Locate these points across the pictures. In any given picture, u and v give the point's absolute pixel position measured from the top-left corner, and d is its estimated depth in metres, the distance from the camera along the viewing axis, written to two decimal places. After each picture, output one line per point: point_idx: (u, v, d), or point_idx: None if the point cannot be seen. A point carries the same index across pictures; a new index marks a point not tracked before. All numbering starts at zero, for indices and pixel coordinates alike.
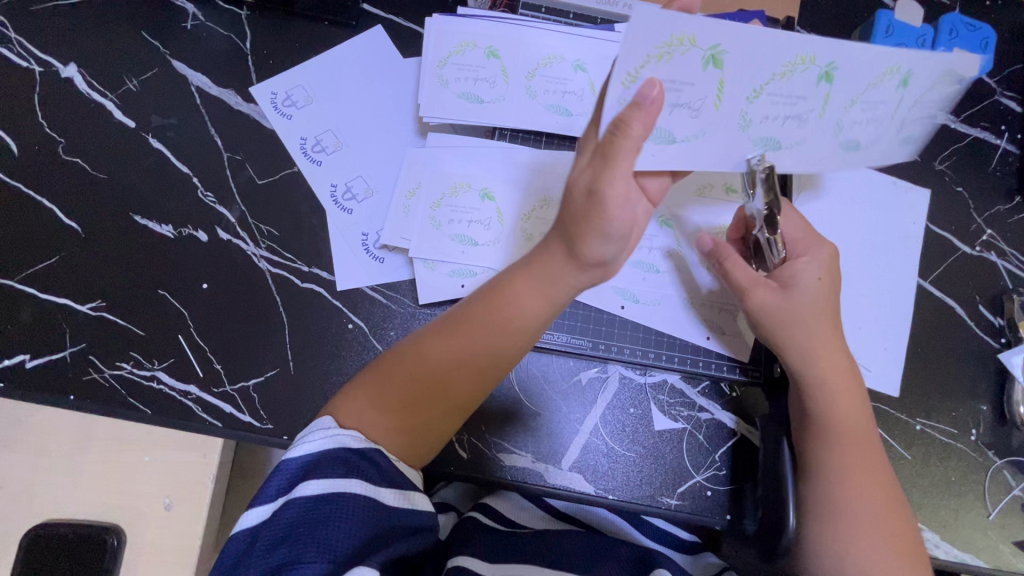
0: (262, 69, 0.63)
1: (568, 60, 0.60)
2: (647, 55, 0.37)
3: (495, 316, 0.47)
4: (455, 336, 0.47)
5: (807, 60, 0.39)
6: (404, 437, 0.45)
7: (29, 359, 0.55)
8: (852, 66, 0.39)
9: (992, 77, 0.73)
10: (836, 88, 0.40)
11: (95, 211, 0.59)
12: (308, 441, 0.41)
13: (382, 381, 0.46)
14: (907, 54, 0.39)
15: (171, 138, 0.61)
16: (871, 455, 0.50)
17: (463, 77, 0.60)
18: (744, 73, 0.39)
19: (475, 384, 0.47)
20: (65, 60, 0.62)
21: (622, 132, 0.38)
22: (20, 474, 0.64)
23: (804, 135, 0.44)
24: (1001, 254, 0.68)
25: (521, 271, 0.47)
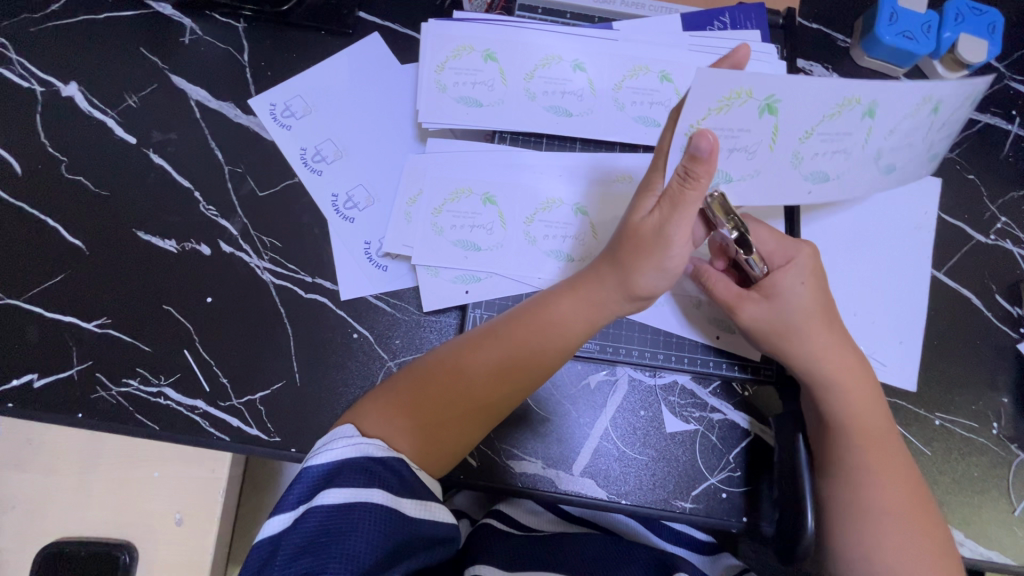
0: (260, 81, 0.63)
1: (567, 60, 0.59)
2: (708, 109, 0.41)
3: (550, 337, 0.48)
4: (491, 348, 0.48)
5: (854, 102, 0.43)
6: (421, 444, 0.44)
7: (37, 378, 0.55)
8: (891, 103, 0.43)
9: (1000, 62, 0.71)
10: (877, 120, 0.44)
11: (98, 228, 0.59)
12: (331, 448, 0.41)
13: (412, 390, 0.46)
14: (948, 88, 0.42)
15: (172, 153, 0.61)
16: (891, 453, 0.49)
17: (460, 81, 0.59)
18: (799, 116, 0.43)
19: (510, 395, 0.48)
20: (65, 79, 0.62)
21: (692, 182, 0.42)
22: (32, 493, 0.64)
23: (847, 167, 0.48)
24: (1016, 241, 0.67)
25: (568, 291, 0.50)
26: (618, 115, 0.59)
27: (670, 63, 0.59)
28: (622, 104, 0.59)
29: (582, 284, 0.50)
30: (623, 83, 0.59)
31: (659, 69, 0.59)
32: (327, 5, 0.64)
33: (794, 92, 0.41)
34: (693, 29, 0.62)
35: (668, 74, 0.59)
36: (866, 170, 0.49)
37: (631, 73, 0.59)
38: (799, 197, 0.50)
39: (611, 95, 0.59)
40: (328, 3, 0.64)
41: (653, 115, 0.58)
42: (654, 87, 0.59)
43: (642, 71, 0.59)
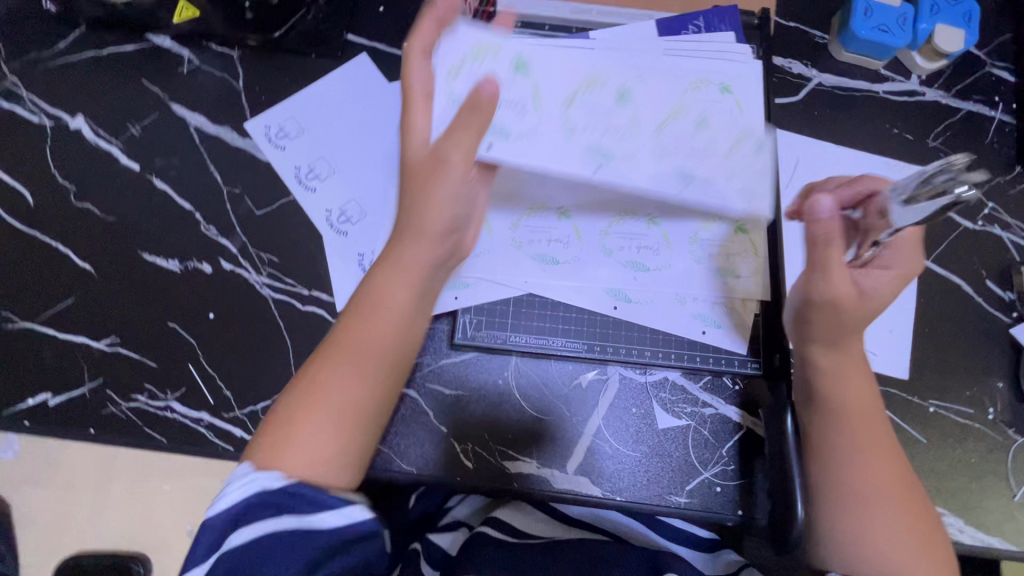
0: (256, 104, 0.66)
1: (507, 62, 0.55)
2: (459, 49, 0.54)
3: (379, 312, 0.47)
4: (340, 353, 0.46)
5: (499, 56, 0.55)
6: (333, 446, 0.43)
7: (51, 397, 0.58)
8: (640, 88, 0.58)
9: (981, 49, 0.72)
10: (637, 103, 0.57)
11: (105, 252, 0.62)
12: (228, 492, 0.41)
13: (288, 422, 0.44)
14: (612, 77, 0.58)
15: (174, 177, 0.64)
16: (882, 433, 0.49)
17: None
18: (550, 81, 0.56)
19: (371, 376, 0.46)
20: (72, 112, 0.65)
21: (473, 111, 0.47)
22: (52, 508, 0.67)
23: (638, 141, 0.57)
24: (1005, 226, 0.67)
25: (389, 268, 0.48)
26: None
27: (619, 73, 0.58)
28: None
29: (417, 233, 0.48)
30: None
31: (614, 82, 0.58)
32: (317, 29, 0.67)
33: (537, 55, 0.56)
34: (668, 34, 0.65)
35: (625, 87, 0.58)
36: (658, 151, 0.57)
37: (591, 79, 0.58)
38: (576, 167, 0.54)
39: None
40: (318, 27, 0.67)
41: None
42: (599, 103, 0.57)
43: (595, 83, 0.57)
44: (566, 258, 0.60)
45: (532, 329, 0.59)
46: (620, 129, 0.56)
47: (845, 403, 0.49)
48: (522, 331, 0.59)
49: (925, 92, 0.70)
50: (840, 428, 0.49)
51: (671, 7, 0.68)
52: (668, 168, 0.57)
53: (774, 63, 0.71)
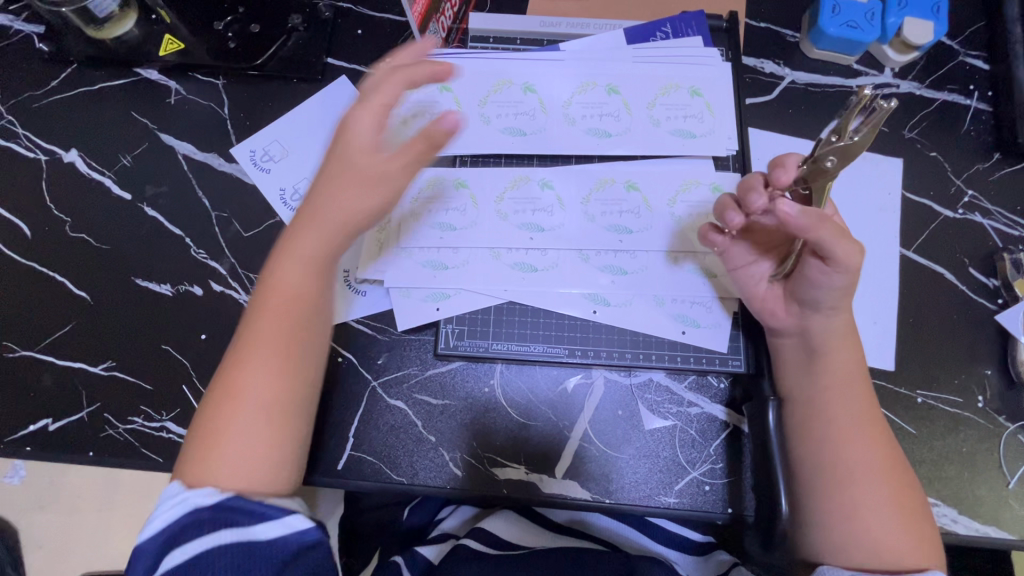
0: (241, 130, 0.68)
1: (516, 84, 0.64)
2: (405, 91, 0.64)
3: (264, 325, 0.46)
4: (257, 350, 0.46)
5: (424, 82, 0.64)
6: (247, 462, 0.43)
7: (51, 422, 0.60)
8: (627, 82, 0.64)
9: (953, 39, 0.72)
10: (625, 95, 0.64)
11: (101, 279, 0.64)
12: (159, 512, 0.42)
13: (212, 427, 0.44)
14: (511, 73, 0.64)
15: (164, 205, 0.66)
16: (869, 411, 0.51)
17: (419, 114, 0.63)
18: (468, 95, 0.64)
19: (298, 380, 0.47)
20: (66, 146, 0.68)
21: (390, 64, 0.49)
22: (58, 531, 0.69)
23: (628, 126, 0.63)
24: (985, 213, 0.67)
25: (283, 253, 0.48)
26: (569, 130, 0.63)
27: (614, 75, 0.64)
28: (573, 119, 0.63)
29: (310, 221, 0.47)
30: (572, 99, 0.64)
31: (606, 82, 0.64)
32: (297, 55, 0.69)
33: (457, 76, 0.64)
34: (637, 41, 0.66)
35: (614, 86, 0.64)
36: (650, 131, 0.63)
37: (580, 89, 0.64)
38: (504, 148, 0.63)
39: (562, 112, 0.63)
40: (298, 53, 0.69)
41: (602, 126, 0.63)
42: (597, 99, 0.64)
43: (590, 87, 0.64)
44: (544, 265, 0.61)
45: (514, 336, 0.60)
46: (617, 115, 0.63)
47: (825, 386, 0.51)
48: (505, 339, 0.60)
49: (899, 84, 0.71)
50: (824, 410, 0.51)
51: (642, 15, 0.69)
52: (666, 140, 0.63)
53: (746, 64, 0.72)
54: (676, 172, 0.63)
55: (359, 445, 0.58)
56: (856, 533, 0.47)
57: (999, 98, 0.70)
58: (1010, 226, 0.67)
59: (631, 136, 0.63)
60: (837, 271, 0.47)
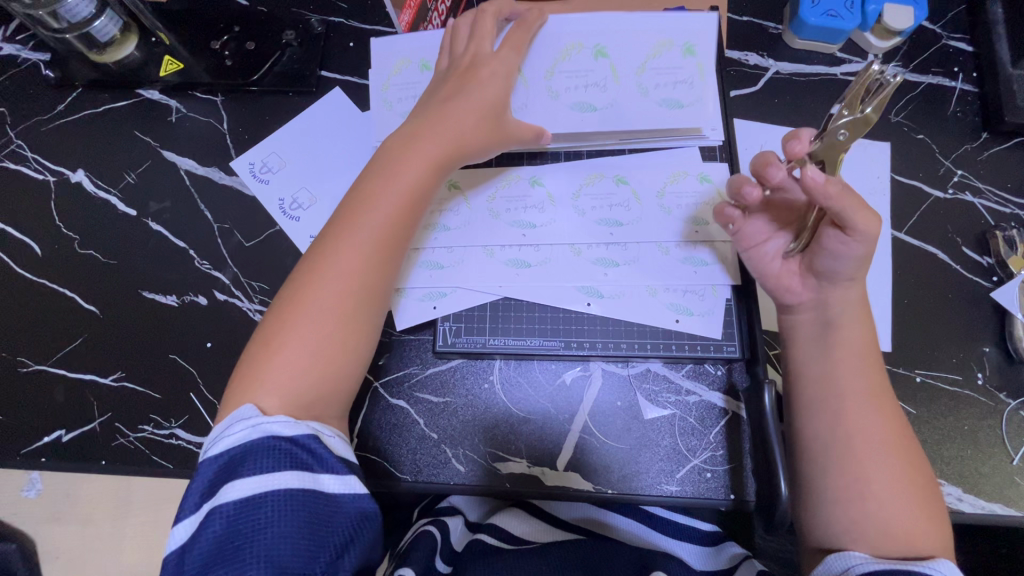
0: (240, 144, 0.70)
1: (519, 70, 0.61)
2: (389, 74, 0.66)
3: (339, 252, 0.50)
4: (326, 287, 0.49)
5: (407, 63, 0.65)
6: (315, 369, 0.47)
7: (65, 433, 0.61)
8: (614, 44, 0.61)
9: (935, 23, 0.73)
10: (612, 60, 0.61)
11: (109, 293, 0.66)
12: (230, 435, 0.44)
13: (281, 357, 0.47)
14: None
15: (168, 219, 0.68)
16: (880, 392, 0.50)
17: (404, 95, 0.65)
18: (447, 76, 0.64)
19: (361, 323, 0.50)
20: (73, 167, 0.70)
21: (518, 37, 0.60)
22: (75, 542, 0.70)
23: (614, 97, 0.62)
24: (976, 193, 0.67)
25: (361, 197, 0.53)
26: (553, 104, 0.62)
27: (602, 36, 0.61)
28: (557, 93, 0.62)
29: (395, 169, 0.53)
30: (555, 69, 0.62)
31: (592, 45, 0.61)
32: (291, 69, 0.71)
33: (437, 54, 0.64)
34: None
35: (602, 47, 0.61)
36: (638, 102, 0.61)
37: (563, 55, 0.61)
38: None
39: (545, 84, 0.62)
40: (293, 67, 0.71)
41: (588, 99, 0.62)
42: (585, 65, 0.62)
43: (576, 50, 0.61)
44: (538, 261, 0.62)
45: (511, 331, 0.61)
46: (603, 85, 0.61)
47: (828, 370, 0.51)
48: (502, 334, 0.61)
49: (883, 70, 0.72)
50: (831, 392, 0.51)
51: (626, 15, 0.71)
52: (653, 110, 0.61)
53: (731, 57, 0.73)
54: (663, 164, 0.64)
55: (362, 445, 0.59)
56: (869, 514, 0.47)
57: (984, 79, 0.70)
58: (1002, 203, 0.67)
59: (614, 109, 0.62)
60: (856, 239, 0.47)
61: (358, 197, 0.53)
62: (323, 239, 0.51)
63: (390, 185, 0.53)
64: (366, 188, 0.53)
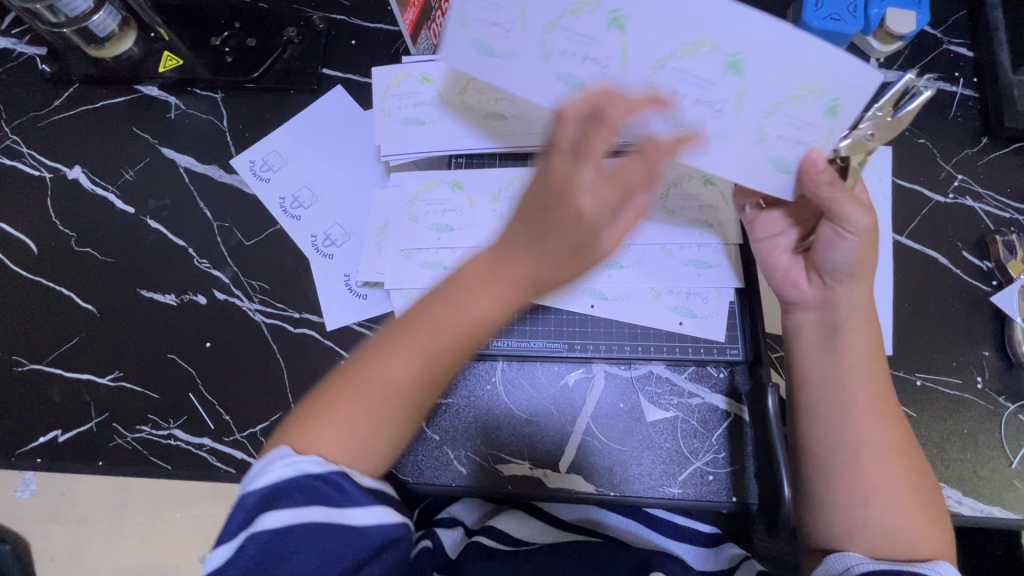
0: (240, 142, 0.69)
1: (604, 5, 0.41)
2: (388, 85, 0.66)
3: (403, 348, 0.42)
4: (393, 356, 0.42)
5: (406, 75, 0.65)
6: (348, 454, 0.41)
7: (61, 434, 0.60)
8: (762, 60, 0.40)
9: (936, 28, 0.73)
10: (748, 81, 0.41)
11: (107, 291, 0.65)
12: (269, 470, 0.39)
13: (323, 410, 0.42)
14: None
15: (167, 217, 0.67)
16: (883, 391, 0.50)
17: (480, 18, 0.45)
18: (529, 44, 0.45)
19: (400, 428, 0.42)
20: (70, 163, 0.69)
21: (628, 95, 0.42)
22: (70, 543, 0.69)
23: (725, 130, 0.44)
24: (976, 197, 0.68)
25: (489, 272, 0.42)
26: (648, 113, 0.44)
27: (749, 39, 0.40)
28: (657, 96, 0.44)
29: (490, 265, 0.42)
30: (666, 61, 0.42)
31: (731, 47, 0.40)
32: (292, 66, 0.70)
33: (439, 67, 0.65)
34: None
35: (740, 55, 0.40)
36: (746, 146, 0.45)
37: (685, 47, 0.41)
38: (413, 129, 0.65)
39: (648, 75, 0.43)
40: (295, 64, 0.71)
41: (688, 118, 0.44)
42: (709, 71, 0.42)
43: (705, 46, 0.40)
44: None
45: (515, 332, 0.61)
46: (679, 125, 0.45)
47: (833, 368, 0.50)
48: (505, 336, 0.61)
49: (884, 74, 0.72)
50: (837, 395, 0.50)
51: None
52: (752, 160, 0.45)
53: None
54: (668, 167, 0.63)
55: None
56: (870, 515, 0.47)
57: (984, 84, 0.71)
58: (1002, 208, 0.67)
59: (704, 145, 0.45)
60: (851, 233, 0.48)
61: (476, 269, 0.43)
62: (401, 327, 0.43)
63: (471, 320, 0.42)
64: (453, 299, 0.42)
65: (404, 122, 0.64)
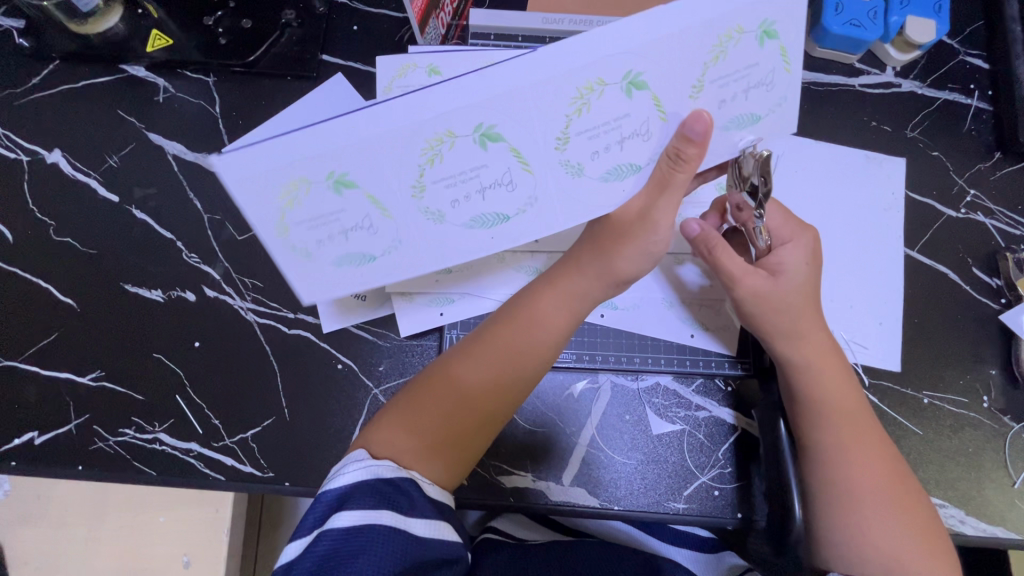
0: (233, 130, 0.66)
1: (464, 133, 0.41)
2: (392, 76, 0.63)
3: (475, 357, 0.50)
4: (478, 355, 0.51)
5: (412, 66, 0.63)
6: (428, 454, 0.48)
7: (37, 436, 0.57)
8: (655, 70, 0.41)
9: (954, 38, 0.72)
10: (656, 89, 0.42)
11: (88, 285, 0.61)
12: (345, 473, 0.45)
13: (415, 407, 0.49)
14: (436, 123, 0.39)
15: (154, 208, 0.63)
16: (862, 417, 0.51)
17: (316, 236, 0.43)
18: (383, 181, 0.42)
19: (484, 425, 0.50)
20: (49, 146, 0.65)
21: (681, 165, 0.45)
22: (44, 546, 0.66)
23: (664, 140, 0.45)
24: (987, 213, 0.67)
25: (550, 289, 0.52)
26: (576, 183, 0.46)
27: (629, 59, 0.40)
28: (577, 167, 0.45)
29: (553, 289, 0.52)
30: (569, 127, 0.42)
31: (621, 74, 0.40)
32: (289, 51, 0.67)
33: (446, 60, 0.62)
34: None
35: (637, 75, 0.40)
36: None
37: (577, 106, 0.41)
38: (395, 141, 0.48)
39: (557, 156, 0.44)
40: (292, 49, 0.67)
41: (629, 156, 0.45)
42: (615, 105, 0.42)
43: (595, 90, 0.41)
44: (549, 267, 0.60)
45: None
46: (671, 153, 0.45)
47: (817, 405, 0.51)
48: None
49: (900, 83, 0.71)
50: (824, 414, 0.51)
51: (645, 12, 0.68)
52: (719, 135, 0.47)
53: None
54: None
55: None
56: (866, 549, 0.46)
57: (999, 98, 0.69)
58: (1013, 225, 0.67)
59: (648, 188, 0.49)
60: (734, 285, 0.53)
61: (540, 302, 0.52)
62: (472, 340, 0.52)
63: (541, 333, 0.51)
64: (521, 320, 0.51)
65: None
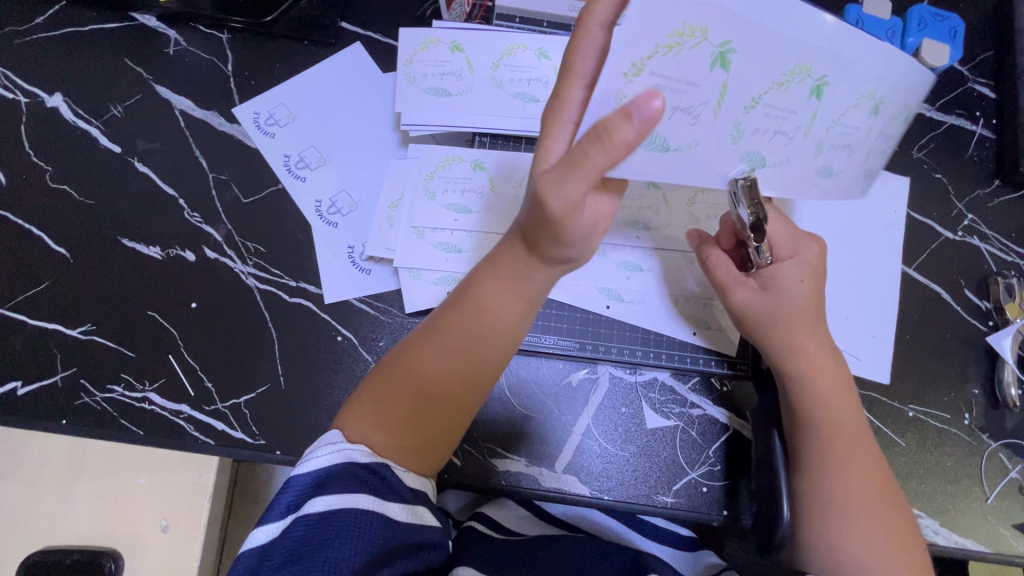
0: (245, 90, 0.64)
1: (820, 75, 0.37)
2: (415, 49, 0.62)
3: (432, 347, 0.48)
4: (434, 341, 0.48)
5: (435, 41, 0.62)
6: (397, 443, 0.46)
7: (20, 386, 0.55)
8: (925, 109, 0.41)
9: (964, 65, 0.73)
10: (826, 104, 0.38)
11: (83, 236, 0.59)
12: (315, 457, 0.44)
13: (379, 396, 0.47)
14: (820, 52, 0.35)
15: (157, 162, 0.62)
16: (856, 435, 0.51)
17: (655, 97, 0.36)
18: (745, 84, 0.36)
19: (459, 405, 0.49)
20: (50, 89, 0.63)
21: (597, 144, 0.34)
22: (15, 502, 0.64)
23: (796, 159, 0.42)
24: (983, 238, 0.69)
25: (491, 272, 0.48)
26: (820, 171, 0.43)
27: (845, 65, 0.36)
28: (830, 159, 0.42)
29: (493, 273, 0.48)
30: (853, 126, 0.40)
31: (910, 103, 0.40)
32: (309, 14, 0.65)
33: (470, 38, 0.62)
34: None
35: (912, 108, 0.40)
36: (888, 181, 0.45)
37: (785, 80, 0.36)
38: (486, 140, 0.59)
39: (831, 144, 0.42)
40: (311, 13, 0.65)
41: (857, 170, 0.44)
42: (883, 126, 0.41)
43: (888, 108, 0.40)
44: None
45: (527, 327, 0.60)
46: (597, 131, 0.34)
47: (814, 419, 0.51)
48: None
49: None
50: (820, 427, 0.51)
51: None
52: (803, 175, 0.44)
53: None
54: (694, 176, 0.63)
55: None
56: (841, 559, 0.47)
57: (1003, 127, 0.71)
58: (1005, 251, 0.69)
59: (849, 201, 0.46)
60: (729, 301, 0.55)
61: (483, 293, 0.48)
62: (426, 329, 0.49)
63: (489, 321, 0.48)
64: (470, 309, 0.48)
65: (426, 91, 0.62)
